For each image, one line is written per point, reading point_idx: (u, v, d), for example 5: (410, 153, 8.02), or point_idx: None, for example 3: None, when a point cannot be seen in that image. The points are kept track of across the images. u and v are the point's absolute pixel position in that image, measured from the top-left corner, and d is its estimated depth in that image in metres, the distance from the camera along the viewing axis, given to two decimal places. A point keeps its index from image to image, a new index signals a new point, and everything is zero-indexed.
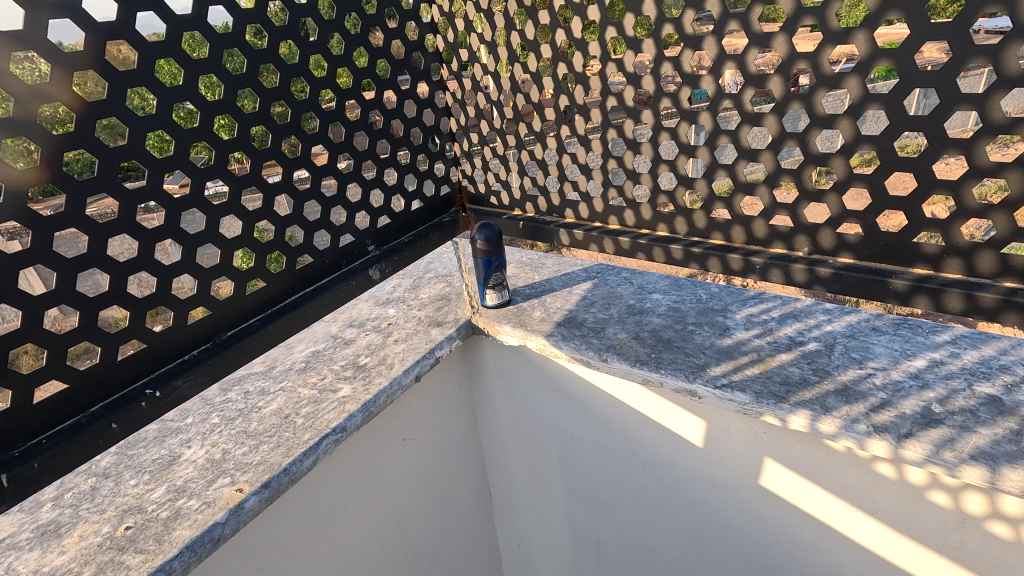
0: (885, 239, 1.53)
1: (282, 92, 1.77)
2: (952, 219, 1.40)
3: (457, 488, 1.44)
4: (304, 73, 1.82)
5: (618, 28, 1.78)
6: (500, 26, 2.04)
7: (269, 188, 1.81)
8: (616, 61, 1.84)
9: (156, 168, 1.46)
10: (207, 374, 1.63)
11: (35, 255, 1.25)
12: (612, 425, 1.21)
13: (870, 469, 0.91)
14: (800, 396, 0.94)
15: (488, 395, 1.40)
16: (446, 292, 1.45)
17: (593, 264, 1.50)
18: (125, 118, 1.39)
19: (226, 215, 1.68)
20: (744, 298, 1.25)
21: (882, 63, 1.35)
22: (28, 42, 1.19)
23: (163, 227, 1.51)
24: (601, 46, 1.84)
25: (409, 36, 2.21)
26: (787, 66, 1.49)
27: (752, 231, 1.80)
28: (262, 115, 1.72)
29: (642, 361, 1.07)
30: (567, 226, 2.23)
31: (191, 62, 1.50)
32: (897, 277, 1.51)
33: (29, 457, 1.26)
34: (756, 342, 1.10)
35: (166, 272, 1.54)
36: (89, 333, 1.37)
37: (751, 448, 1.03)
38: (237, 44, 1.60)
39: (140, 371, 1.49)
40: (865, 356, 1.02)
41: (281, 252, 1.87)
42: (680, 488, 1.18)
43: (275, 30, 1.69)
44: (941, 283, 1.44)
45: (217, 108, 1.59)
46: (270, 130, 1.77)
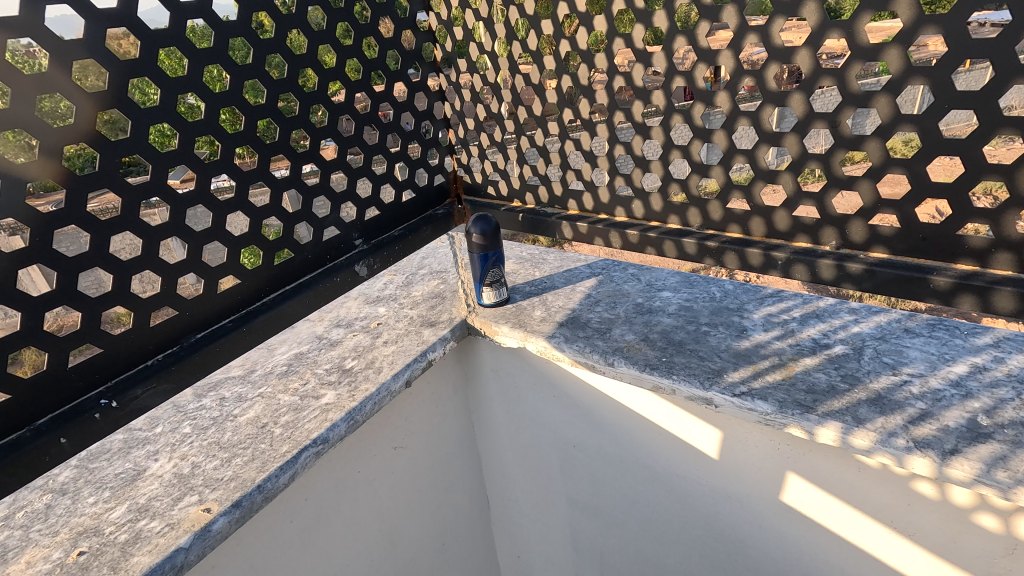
0: (924, 231, 1.47)
1: (257, 70, 1.68)
2: (1000, 210, 1.36)
3: (452, 499, 1.35)
4: (281, 50, 1.73)
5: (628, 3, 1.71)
6: (499, 5, 1.97)
7: (244, 176, 1.73)
8: (624, 38, 1.77)
9: (110, 153, 1.38)
10: (172, 382, 1.58)
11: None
12: (619, 434, 1.12)
13: (906, 488, 0.82)
14: (828, 405, 0.85)
15: (485, 400, 1.31)
16: (440, 289, 1.35)
17: (597, 260, 1.40)
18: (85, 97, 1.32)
19: (193, 205, 1.60)
20: (761, 296, 1.15)
21: (929, 30, 1.28)
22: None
23: (119, 219, 1.43)
24: (609, 22, 1.76)
25: (401, 15, 2.12)
26: (817, 38, 1.43)
27: (774, 223, 1.74)
28: (235, 95, 1.63)
29: (652, 365, 0.98)
30: (570, 219, 2.15)
31: (148, 33, 1.42)
32: (939, 274, 1.45)
33: None
34: (776, 345, 1.00)
35: (123, 267, 1.47)
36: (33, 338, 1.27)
37: (771, 461, 0.94)
38: (205, 17, 1.52)
39: (93, 381, 1.43)
40: (899, 361, 0.92)
41: (258, 247, 1.82)
42: (692, 502, 1.09)
43: (246, 4, 1.60)
44: (988, 280, 1.40)
45: (180, 86, 1.50)
46: (243, 112, 1.68)
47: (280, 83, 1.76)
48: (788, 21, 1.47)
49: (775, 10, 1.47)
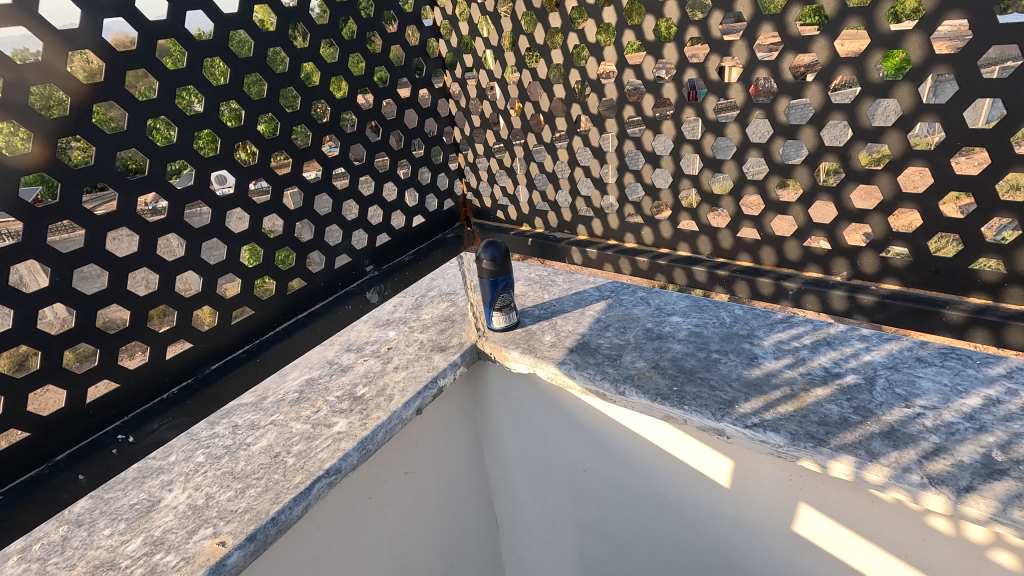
0: (938, 264, 1.31)
1: (272, 104, 1.59)
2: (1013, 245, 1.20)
3: (461, 522, 1.35)
4: (296, 83, 1.65)
5: (636, 34, 1.58)
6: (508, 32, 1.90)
7: (258, 210, 1.64)
8: (635, 68, 1.65)
9: (124, 191, 1.29)
10: (188, 415, 1.43)
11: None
12: (629, 461, 1.12)
13: (921, 522, 0.81)
14: (841, 438, 0.85)
15: (494, 423, 1.31)
16: (450, 312, 1.36)
17: (606, 282, 1.41)
18: (108, 140, 1.23)
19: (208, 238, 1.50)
20: (771, 322, 1.15)
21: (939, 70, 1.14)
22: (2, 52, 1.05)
23: (137, 255, 1.32)
24: (618, 53, 1.65)
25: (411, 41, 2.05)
26: (828, 73, 1.30)
27: (784, 251, 1.59)
28: (249, 128, 1.55)
29: (663, 395, 0.98)
30: (581, 245, 2.03)
31: (164, 68, 1.31)
32: (952, 306, 1.30)
33: None
34: (787, 374, 1.00)
35: (142, 303, 1.35)
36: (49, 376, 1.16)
37: (783, 492, 0.94)
38: (221, 52, 1.43)
39: (110, 414, 1.30)
40: (912, 393, 0.92)
41: (272, 276, 1.71)
42: (702, 529, 1.08)
43: (261, 36, 1.52)
44: (1004, 314, 1.24)
45: (198, 123, 1.41)
46: (258, 143, 1.61)
47: (294, 115, 1.67)
48: (799, 56, 1.33)
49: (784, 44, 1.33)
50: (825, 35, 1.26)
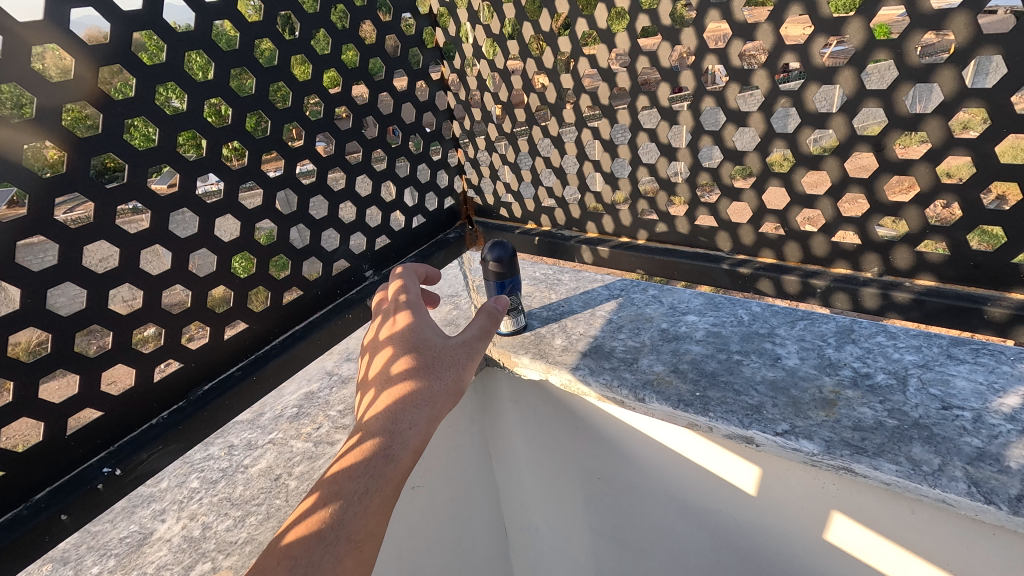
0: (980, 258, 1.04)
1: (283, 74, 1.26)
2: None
3: (472, 533, 1.29)
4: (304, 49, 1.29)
5: (652, 19, 1.25)
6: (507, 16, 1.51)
7: (249, 213, 1.24)
8: (649, 55, 1.30)
9: (162, 207, 1.07)
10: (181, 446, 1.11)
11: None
12: (650, 468, 1.06)
13: (967, 532, 0.77)
14: (878, 445, 0.81)
15: (504, 430, 1.26)
16: (453, 316, 1.30)
17: (615, 280, 1.35)
18: (61, 140, 0.90)
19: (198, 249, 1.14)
20: (792, 319, 1.11)
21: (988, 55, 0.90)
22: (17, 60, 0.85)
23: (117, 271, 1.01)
24: (631, 39, 1.31)
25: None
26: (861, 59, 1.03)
27: (811, 248, 1.27)
28: (263, 102, 1.22)
29: (685, 402, 0.93)
30: (589, 241, 1.64)
31: (179, 36, 1.04)
32: (995, 302, 1.03)
33: None
34: (815, 376, 0.95)
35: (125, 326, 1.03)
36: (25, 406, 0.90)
37: (814, 500, 0.89)
38: (227, 16, 1.13)
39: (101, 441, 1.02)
40: (947, 393, 0.88)
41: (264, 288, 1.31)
42: (728, 536, 1.04)
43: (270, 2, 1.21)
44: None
45: (183, 122, 1.07)
46: (269, 117, 1.26)
47: (340, 94, 1.41)
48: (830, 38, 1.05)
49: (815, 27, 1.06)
50: (859, 17, 1.00)
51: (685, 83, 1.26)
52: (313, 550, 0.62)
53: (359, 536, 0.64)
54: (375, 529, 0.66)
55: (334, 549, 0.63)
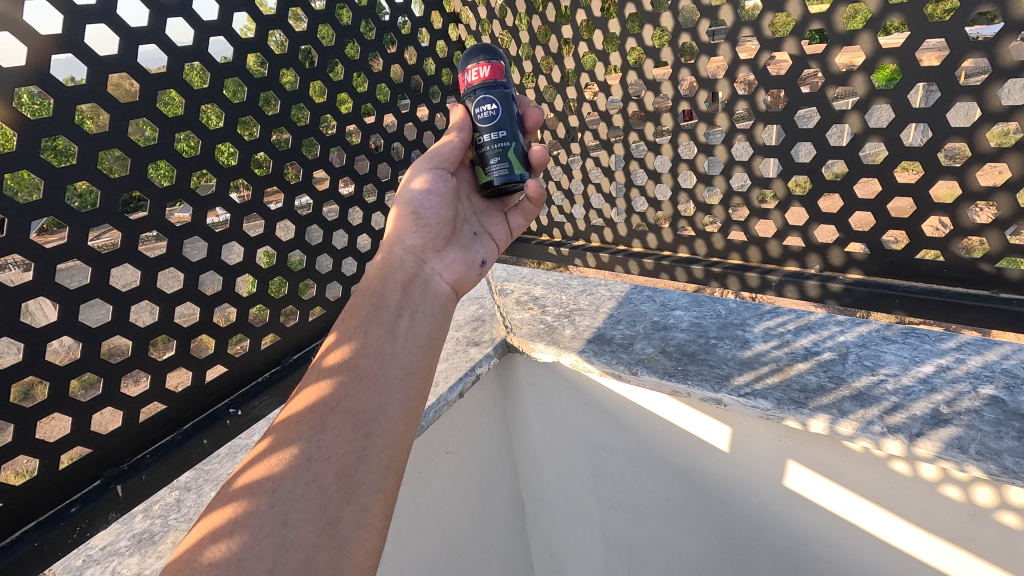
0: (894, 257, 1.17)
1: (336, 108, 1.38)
2: (964, 164, 1.04)
3: (494, 498, 1.52)
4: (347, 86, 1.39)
5: (638, 42, 1.36)
6: (524, 41, 1.59)
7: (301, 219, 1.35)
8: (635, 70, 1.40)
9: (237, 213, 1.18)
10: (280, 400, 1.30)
11: (73, 253, 0.91)
12: (642, 435, 1.29)
13: (886, 468, 0.98)
14: (818, 401, 1.03)
15: (522, 409, 1.49)
16: (480, 314, 1.55)
17: (616, 284, 1.60)
18: (172, 159, 1.04)
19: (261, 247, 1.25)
20: (760, 312, 1.34)
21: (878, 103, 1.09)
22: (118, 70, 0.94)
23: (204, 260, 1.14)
24: None
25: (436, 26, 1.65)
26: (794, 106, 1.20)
27: (767, 250, 1.34)
28: (315, 129, 1.33)
29: (670, 373, 1.16)
30: (593, 249, 1.66)
31: (221, 66, 1.11)
32: (904, 290, 1.15)
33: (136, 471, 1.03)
34: (774, 353, 1.18)
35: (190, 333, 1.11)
36: (123, 329, 1.00)
37: (774, 452, 1.10)
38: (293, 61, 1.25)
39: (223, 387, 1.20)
40: (877, 364, 1.11)
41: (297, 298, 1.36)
42: (709, 492, 1.24)
43: (313, 15, 1.29)
44: (953, 298, 1.09)
45: (255, 146, 1.20)
46: (318, 142, 1.35)
47: (374, 124, 1.50)
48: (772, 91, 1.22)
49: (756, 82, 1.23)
50: (792, 37, 1.13)
51: (666, 122, 1.40)
52: (330, 390, 0.77)
53: (368, 370, 0.80)
54: (373, 357, 0.81)
55: (345, 386, 0.77)
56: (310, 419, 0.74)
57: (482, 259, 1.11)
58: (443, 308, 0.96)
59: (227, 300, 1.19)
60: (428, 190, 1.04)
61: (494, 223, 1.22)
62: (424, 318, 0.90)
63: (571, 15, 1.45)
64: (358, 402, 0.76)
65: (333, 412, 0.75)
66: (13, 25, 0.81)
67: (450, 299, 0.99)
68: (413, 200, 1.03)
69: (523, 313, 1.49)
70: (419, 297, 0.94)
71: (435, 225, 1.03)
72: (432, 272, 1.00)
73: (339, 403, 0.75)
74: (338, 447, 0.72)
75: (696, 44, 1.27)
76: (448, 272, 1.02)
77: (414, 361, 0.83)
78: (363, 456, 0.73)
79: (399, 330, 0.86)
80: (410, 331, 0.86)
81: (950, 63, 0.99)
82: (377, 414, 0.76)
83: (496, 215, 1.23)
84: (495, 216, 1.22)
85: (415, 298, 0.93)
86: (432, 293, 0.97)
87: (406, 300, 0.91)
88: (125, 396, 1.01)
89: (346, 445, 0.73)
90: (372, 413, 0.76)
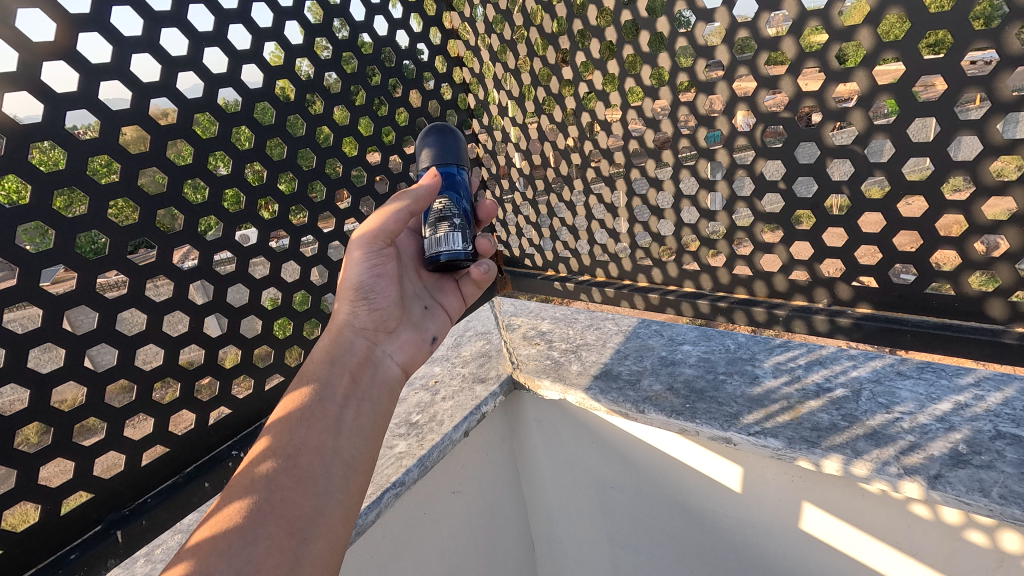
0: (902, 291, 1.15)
1: (340, 153, 1.43)
2: (970, 198, 1.03)
3: (502, 539, 1.48)
4: (352, 131, 1.45)
5: (636, 81, 1.39)
6: (525, 82, 1.63)
7: (305, 261, 1.40)
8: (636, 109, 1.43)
9: (242, 255, 1.23)
10: None
11: (82, 299, 0.94)
12: (653, 474, 1.25)
13: (905, 510, 0.94)
14: (831, 440, 0.99)
15: (529, 446, 1.46)
16: (486, 349, 1.55)
17: (623, 318, 1.59)
18: (178, 207, 1.09)
19: (266, 289, 1.29)
20: (771, 346, 1.32)
21: (880, 138, 1.09)
22: (130, 121, 0.99)
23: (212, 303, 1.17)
24: None
25: (437, 69, 1.69)
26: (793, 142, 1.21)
27: (773, 284, 1.34)
28: (320, 172, 1.37)
29: (677, 411, 1.13)
30: (599, 283, 1.67)
31: (229, 114, 1.16)
32: (914, 324, 1.12)
33: (137, 516, 1.03)
34: (785, 390, 1.15)
35: (193, 374, 1.13)
36: (127, 372, 1.03)
37: (788, 493, 1.06)
38: (299, 110, 1.30)
39: (227, 429, 1.21)
40: (892, 401, 1.07)
41: (298, 346, 1.39)
42: (721, 533, 1.20)
43: (319, 63, 1.34)
44: (966, 332, 1.06)
45: (262, 192, 1.25)
46: (324, 185, 1.41)
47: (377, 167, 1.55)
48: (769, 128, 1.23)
49: (757, 118, 1.23)
50: (789, 74, 1.15)
51: (667, 159, 1.42)
52: (262, 489, 0.64)
53: (309, 467, 0.68)
54: (316, 450, 0.70)
55: (280, 487, 0.65)
56: (240, 526, 0.59)
57: (432, 336, 1.00)
58: (392, 394, 0.86)
59: (232, 341, 1.22)
60: (374, 273, 0.90)
61: (446, 295, 1.08)
62: (371, 406, 0.80)
63: (571, 57, 1.48)
64: (296, 502, 0.64)
65: (266, 516, 0.61)
66: (29, 84, 0.85)
67: (400, 383, 0.89)
68: (360, 284, 0.89)
69: (529, 349, 1.48)
70: (368, 384, 0.83)
71: (385, 308, 0.92)
72: (380, 356, 0.89)
73: (274, 505, 0.63)
74: (270, 558, 0.58)
75: (694, 83, 1.29)
76: (400, 353, 0.92)
77: (357, 455, 0.72)
78: (300, 565, 0.60)
79: (343, 422, 0.75)
80: (356, 422, 0.76)
81: (948, 98, 0.99)
82: (317, 516, 0.64)
83: (447, 285, 1.08)
84: (448, 287, 1.08)
85: (361, 387, 0.82)
86: (380, 379, 0.86)
87: (352, 388, 0.81)
88: (129, 440, 1.03)
89: (279, 556, 0.59)
90: (311, 516, 0.64)
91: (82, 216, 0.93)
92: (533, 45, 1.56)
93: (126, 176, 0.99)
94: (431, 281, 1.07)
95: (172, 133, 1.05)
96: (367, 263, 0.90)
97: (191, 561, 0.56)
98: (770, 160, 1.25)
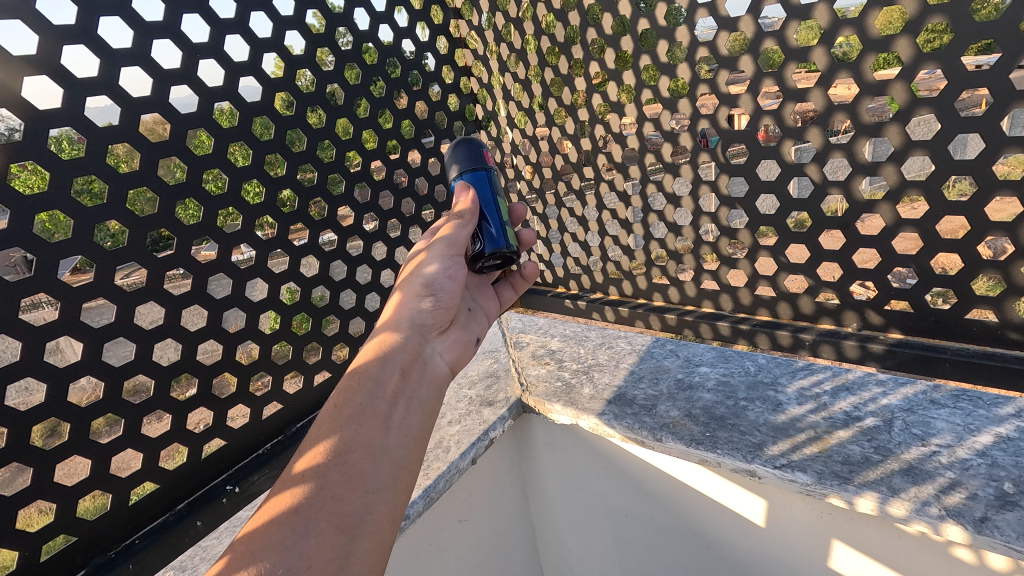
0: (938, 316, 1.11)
1: (343, 169, 1.39)
2: (1016, 219, 0.98)
3: (510, 567, 1.42)
4: (356, 146, 1.40)
5: (653, 93, 1.33)
6: (536, 93, 1.58)
7: (308, 280, 1.35)
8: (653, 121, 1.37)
9: (240, 277, 1.18)
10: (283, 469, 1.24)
11: (64, 330, 0.89)
12: (670, 503, 1.19)
13: (946, 553, 0.87)
14: (863, 476, 0.92)
15: (539, 470, 1.40)
16: (494, 369, 1.50)
17: (636, 337, 1.53)
18: (172, 228, 1.04)
19: (264, 311, 1.24)
20: (794, 368, 1.25)
21: (915, 154, 1.03)
22: (119, 138, 0.94)
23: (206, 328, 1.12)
24: None
25: (445, 80, 1.65)
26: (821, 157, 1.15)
27: (799, 306, 1.30)
28: (322, 189, 1.33)
29: (697, 441, 1.07)
30: (612, 302, 1.63)
31: (225, 130, 1.11)
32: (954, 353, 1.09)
33: (124, 560, 0.98)
34: (811, 418, 1.09)
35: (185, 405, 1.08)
36: (115, 405, 0.98)
37: (817, 529, 1.00)
38: (300, 125, 1.25)
39: (220, 461, 1.16)
40: (927, 432, 1.00)
41: (298, 369, 1.34)
42: (743, 569, 1.13)
43: (321, 75, 1.29)
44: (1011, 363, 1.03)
45: (260, 211, 1.20)
46: (326, 202, 1.36)
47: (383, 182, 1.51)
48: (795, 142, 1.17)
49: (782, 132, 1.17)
50: (819, 87, 1.09)
51: (685, 175, 1.36)
52: (313, 486, 0.63)
53: (359, 466, 0.67)
54: (367, 448, 0.68)
55: (331, 483, 0.64)
56: (292, 519, 0.60)
57: (477, 337, 1.01)
58: (440, 393, 0.83)
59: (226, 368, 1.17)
60: (446, 272, 0.90)
61: (486, 298, 1.11)
62: (421, 404, 0.78)
63: (584, 67, 1.43)
64: (346, 499, 0.64)
65: (317, 512, 0.62)
66: (9, 102, 0.80)
67: (447, 382, 0.87)
68: (429, 281, 0.88)
69: (539, 369, 1.42)
70: (418, 382, 0.81)
71: (445, 305, 0.90)
72: (431, 353, 0.87)
73: (324, 505, 0.62)
74: (321, 556, 0.58)
75: (716, 96, 1.24)
76: (449, 353, 0.91)
77: (406, 454, 0.71)
78: (348, 565, 0.60)
79: (392, 421, 0.73)
80: (405, 421, 0.74)
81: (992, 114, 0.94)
82: (367, 514, 0.64)
83: (489, 290, 1.12)
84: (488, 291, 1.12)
85: (412, 385, 0.79)
86: (429, 377, 0.84)
87: (402, 385, 0.78)
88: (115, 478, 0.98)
89: (330, 553, 0.59)
90: (361, 514, 0.64)
91: (67, 241, 0.88)
92: (545, 55, 1.51)
93: (114, 198, 0.94)
94: (474, 288, 1.10)
95: (164, 151, 1.01)
96: (440, 262, 0.90)
97: (247, 554, 0.57)
98: (796, 176, 1.19)
